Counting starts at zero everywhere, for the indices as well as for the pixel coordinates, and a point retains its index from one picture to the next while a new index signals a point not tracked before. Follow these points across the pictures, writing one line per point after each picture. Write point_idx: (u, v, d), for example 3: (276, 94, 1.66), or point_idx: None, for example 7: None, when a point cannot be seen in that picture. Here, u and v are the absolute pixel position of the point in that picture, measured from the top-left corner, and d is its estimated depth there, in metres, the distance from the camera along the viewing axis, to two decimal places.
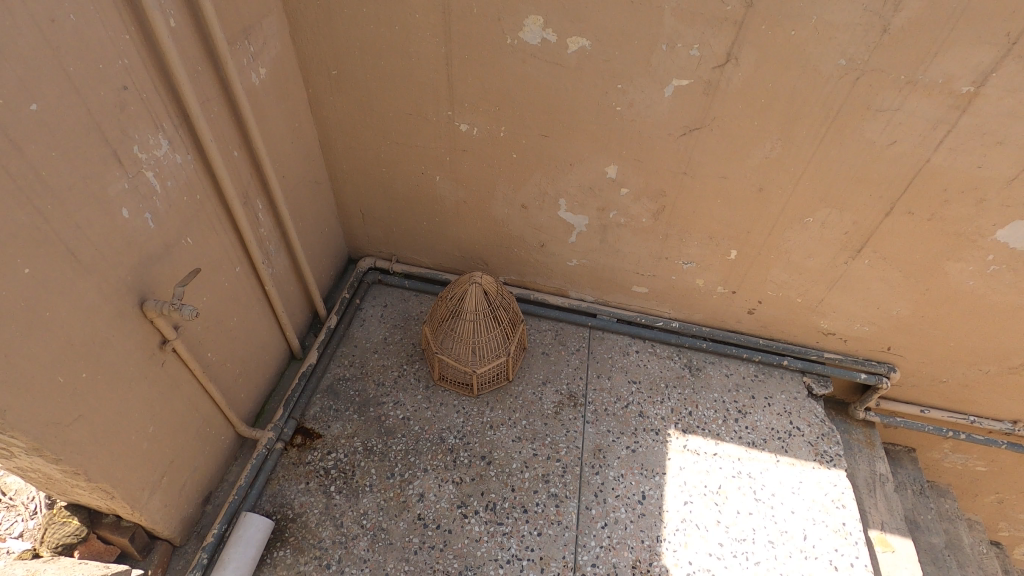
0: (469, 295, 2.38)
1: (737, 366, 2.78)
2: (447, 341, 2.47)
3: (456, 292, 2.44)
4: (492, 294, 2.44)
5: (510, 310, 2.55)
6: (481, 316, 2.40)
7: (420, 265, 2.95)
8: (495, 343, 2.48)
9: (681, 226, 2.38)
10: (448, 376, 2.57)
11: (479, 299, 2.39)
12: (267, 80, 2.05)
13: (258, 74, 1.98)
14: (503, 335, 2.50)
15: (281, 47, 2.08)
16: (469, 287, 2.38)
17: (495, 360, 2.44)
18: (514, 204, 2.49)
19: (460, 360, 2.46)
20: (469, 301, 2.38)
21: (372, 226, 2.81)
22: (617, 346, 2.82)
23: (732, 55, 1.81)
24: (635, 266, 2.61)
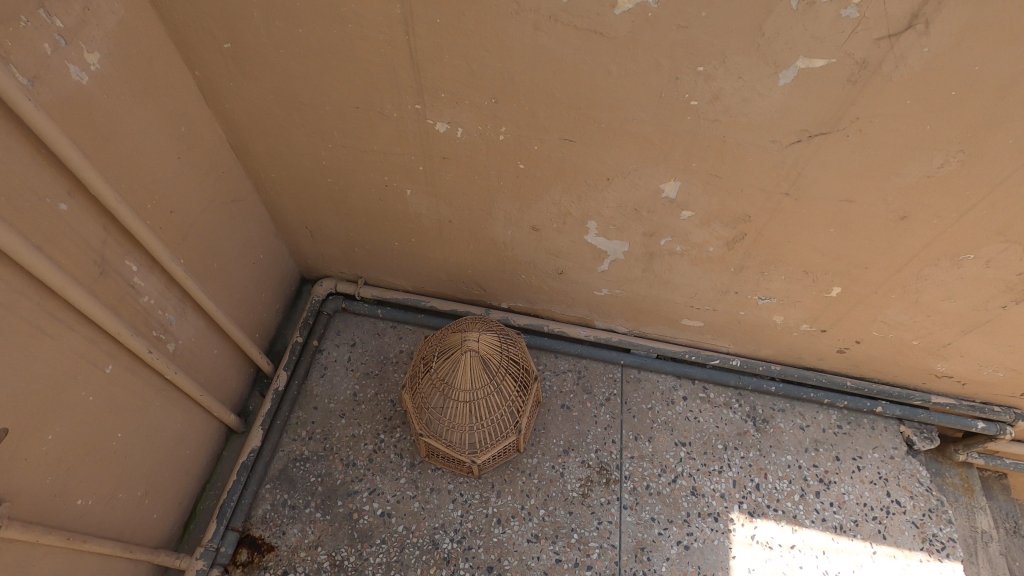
0: (463, 362, 1.74)
1: (814, 415, 2.13)
2: (435, 415, 1.81)
3: (445, 352, 1.80)
4: (495, 357, 1.79)
5: (520, 368, 1.88)
6: (482, 387, 1.77)
7: (396, 288, 2.26)
8: (502, 417, 1.83)
9: (764, 258, 1.63)
10: (437, 455, 1.92)
11: (478, 367, 1.75)
12: (109, 73, 1.24)
13: (82, 65, 1.17)
14: (513, 405, 1.84)
15: (129, 13, 1.25)
16: (461, 351, 1.74)
17: (505, 441, 1.79)
18: (521, 225, 1.73)
19: (454, 442, 1.81)
20: (463, 370, 1.75)
21: (326, 245, 2.06)
22: (659, 391, 2.16)
23: (921, 15, 1.00)
24: (689, 299, 1.90)
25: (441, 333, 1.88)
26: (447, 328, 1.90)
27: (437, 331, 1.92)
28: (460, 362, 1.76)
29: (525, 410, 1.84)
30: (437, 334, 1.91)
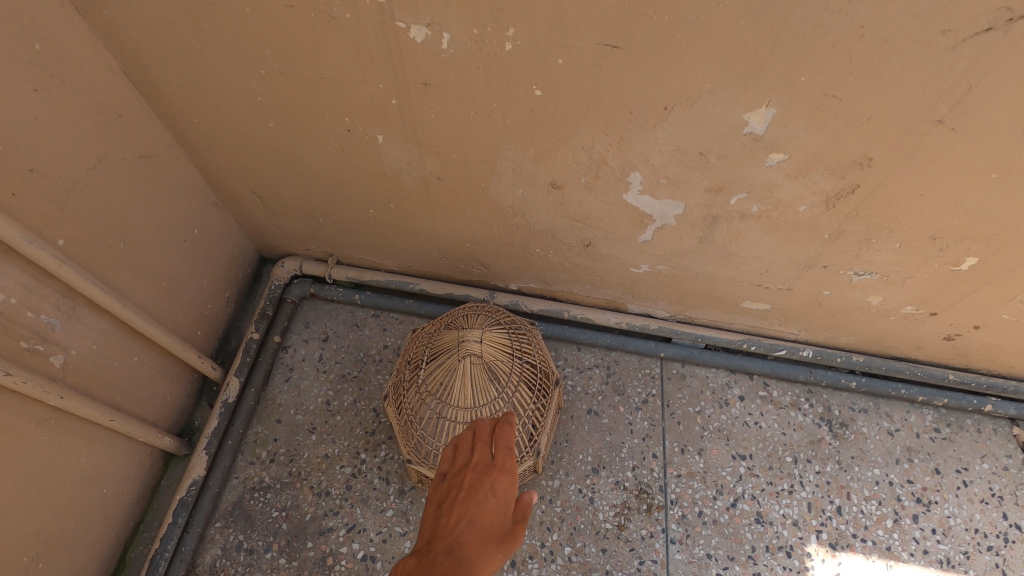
0: (462, 370, 1.33)
1: (905, 416, 1.70)
2: (428, 438, 1.38)
3: (436, 357, 1.38)
4: (503, 362, 1.37)
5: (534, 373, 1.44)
6: (488, 401, 1.35)
7: (377, 268, 1.81)
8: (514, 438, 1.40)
9: (877, 221, 1.17)
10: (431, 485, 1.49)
11: (481, 376, 1.34)
12: None
13: None
14: (528, 421, 1.41)
15: None
16: (458, 356, 1.33)
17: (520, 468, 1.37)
18: (535, 182, 1.27)
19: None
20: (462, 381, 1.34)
21: (283, 217, 1.60)
22: (709, 390, 1.73)
23: None
24: (757, 277, 1.44)
25: (429, 331, 1.44)
26: (437, 323, 1.47)
27: (424, 328, 1.48)
28: (458, 370, 1.34)
29: (543, 427, 1.40)
30: (424, 331, 1.47)
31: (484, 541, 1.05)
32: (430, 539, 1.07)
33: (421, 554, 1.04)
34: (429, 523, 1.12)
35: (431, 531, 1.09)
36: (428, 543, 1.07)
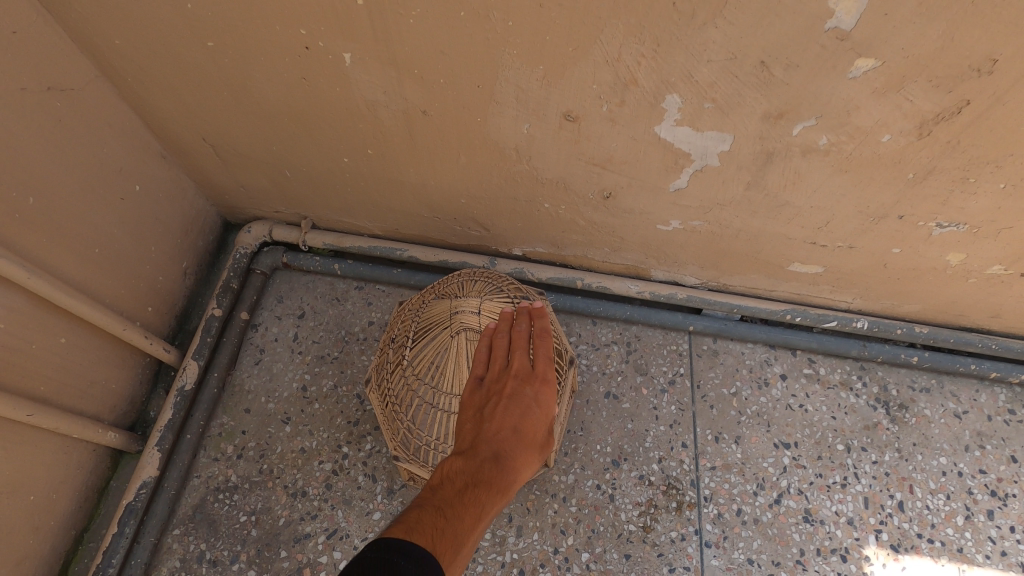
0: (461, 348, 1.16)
1: (974, 396, 1.46)
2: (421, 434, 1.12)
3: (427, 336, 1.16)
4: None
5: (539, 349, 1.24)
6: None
7: (359, 232, 1.55)
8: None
9: (982, 154, 0.92)
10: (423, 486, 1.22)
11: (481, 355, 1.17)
12: None
13: None
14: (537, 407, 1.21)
15: None
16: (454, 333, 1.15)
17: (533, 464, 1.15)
18: (544, 114, 1.01)
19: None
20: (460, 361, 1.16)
21: (242, 171, 1.35)
22: (745, 369, 1.49)
23: None
24: (812, 233, 1.19)
25: (414, 303, 1.19)
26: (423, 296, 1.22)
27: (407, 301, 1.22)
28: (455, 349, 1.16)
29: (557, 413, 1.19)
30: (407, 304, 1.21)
31: (528, 450, 1.03)
32: (475, 442, 1.01)
33: (468, 459, 0.99)
34: (468, 427, 1.05)
35: (472, 433, 1.03)
36: (472, 445, 1.01)
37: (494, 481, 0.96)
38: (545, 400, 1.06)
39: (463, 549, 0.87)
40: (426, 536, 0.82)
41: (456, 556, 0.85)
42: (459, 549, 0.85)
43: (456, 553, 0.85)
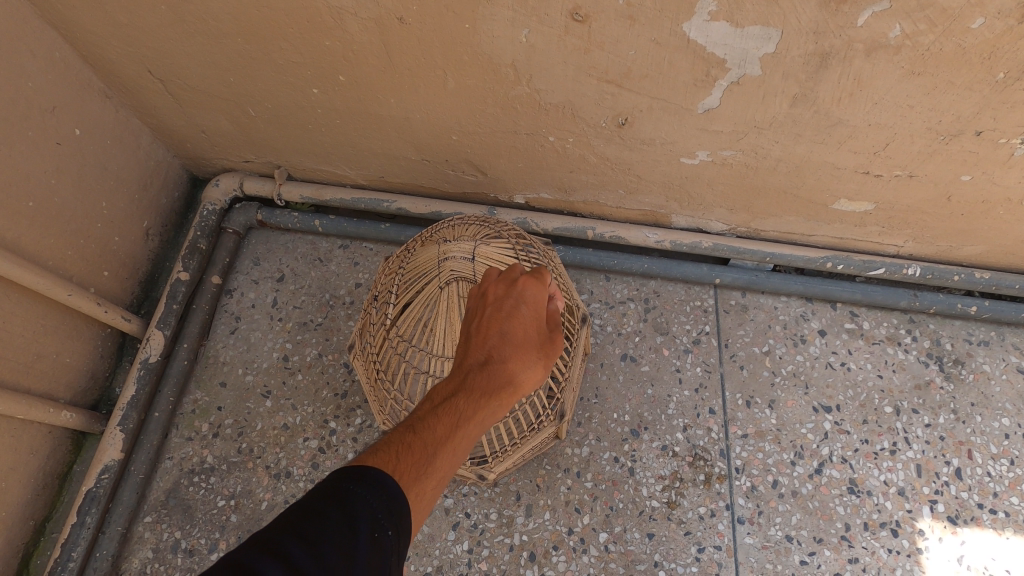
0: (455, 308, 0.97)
1: None
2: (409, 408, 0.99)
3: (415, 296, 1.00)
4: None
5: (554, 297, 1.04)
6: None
7: (341, 184, 1.38)
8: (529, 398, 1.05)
9: None
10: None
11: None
12: None
13: None
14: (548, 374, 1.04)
15: None
16: (447, 287, 0.98)
17: (539, 441, 1.01)
18: (546, 13, 0.83)
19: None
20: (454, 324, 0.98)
21: (201, 110, 1.17)
22: (779, 325, 1.33)
23: None
24: (867, 160, 1.01)
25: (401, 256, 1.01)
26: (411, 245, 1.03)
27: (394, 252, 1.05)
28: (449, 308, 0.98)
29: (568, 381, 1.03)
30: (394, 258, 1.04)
31: (521, 357, 0.81)
32: (461, 356, 0.82)
33: (450, 374, 0.80)
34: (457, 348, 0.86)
35: (458, 352, 0.84)
36: (458, 361, 0.82)
37: (479, 388, 0.76)
38: (533, 297, 0.85)
39: (435, 468, 0.68)
40: (381, 454, 0.66)
41: (427, 476, 0.67)
42: (428, 466, 0.67)
43: (425, 471, 0.67)
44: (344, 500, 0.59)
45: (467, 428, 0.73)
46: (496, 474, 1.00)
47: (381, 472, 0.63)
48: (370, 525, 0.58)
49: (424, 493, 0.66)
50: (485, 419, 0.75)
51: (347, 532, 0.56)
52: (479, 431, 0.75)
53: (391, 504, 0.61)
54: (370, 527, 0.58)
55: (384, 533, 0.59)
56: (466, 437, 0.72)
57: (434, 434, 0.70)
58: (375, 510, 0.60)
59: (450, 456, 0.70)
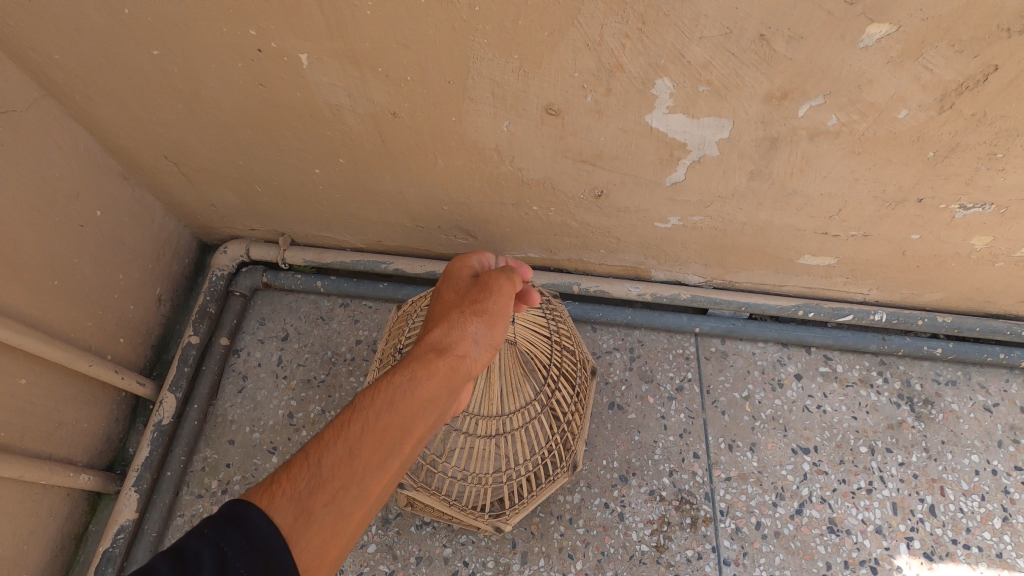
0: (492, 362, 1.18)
1: (1005, 387, 1.37)
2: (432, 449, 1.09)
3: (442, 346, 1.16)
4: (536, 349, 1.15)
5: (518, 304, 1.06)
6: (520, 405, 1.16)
7: (341, 247, 1.47)
8: (547, 453, 1.13)
9: (1015, 122, 0.82)
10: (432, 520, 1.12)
11: (515, 373, 1.21)
12: None
13: None
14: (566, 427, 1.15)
15: None
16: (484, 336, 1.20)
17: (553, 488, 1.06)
18: (523, 108, 0.92)
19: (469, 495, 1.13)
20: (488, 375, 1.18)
21: (211, 188, 1.26)
22: (757, 370, 1.40)
23: None
24: (824, 223, 1.10)
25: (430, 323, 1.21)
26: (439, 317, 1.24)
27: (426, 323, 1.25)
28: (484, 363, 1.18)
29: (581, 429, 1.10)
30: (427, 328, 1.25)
31: (443, 322, 0.84)
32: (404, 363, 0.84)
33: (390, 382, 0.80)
34: None
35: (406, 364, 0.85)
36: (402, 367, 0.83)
37: (398, 368, 0.76)
38: (454, 282, 0.95)
39: (324, 472, 0.63)
40: (251, 490, 0.61)
41: (311, 485, 0.61)
42: (309, 478, 0.62)
43: (307, 485, 0.61)
44: (187, 556, 0.53)
45: (366, 421, 0.68)
46: (511, 525, 1.02)
47: (248, 504, 0.59)
48: (216, 572, 0.53)
49: (311, 509, 0.60)
50: (390, 401, 0.70)
51: None
52: (391, 409, 0.70)
53: (251, 543, 0.56)
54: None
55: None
56: (368, 430, 0.67)
57: (320, 441, 0.66)
58: (226, 552, 0.54)
59: (345, 458, 0.64)
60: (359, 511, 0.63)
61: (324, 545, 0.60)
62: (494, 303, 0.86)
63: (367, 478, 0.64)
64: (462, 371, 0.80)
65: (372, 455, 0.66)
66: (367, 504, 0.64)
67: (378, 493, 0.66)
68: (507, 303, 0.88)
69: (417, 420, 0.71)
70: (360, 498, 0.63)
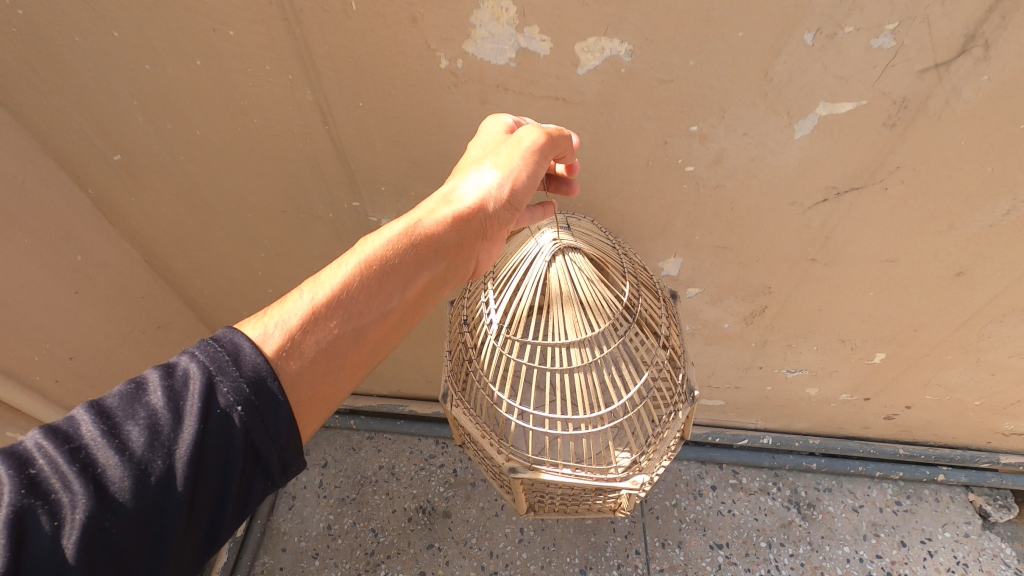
0: (554, 284, 0.95)
1: (867, 491, 1.83)
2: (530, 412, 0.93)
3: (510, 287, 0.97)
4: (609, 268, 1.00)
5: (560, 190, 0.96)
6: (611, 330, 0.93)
7: (369, 394, 2.02)
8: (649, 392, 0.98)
9: (793, 329, 1.35)
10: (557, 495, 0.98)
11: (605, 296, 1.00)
12: None
13: None
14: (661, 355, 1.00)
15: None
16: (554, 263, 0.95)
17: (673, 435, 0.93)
18: None
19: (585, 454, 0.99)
20: (556, 301, 0.96)
21: None
22: (683, 483, 1.86)
23: (980, 35, 0.73)
24: (707, 379, 1.61)
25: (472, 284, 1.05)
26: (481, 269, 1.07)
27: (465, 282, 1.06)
28: (546, 290, 0.97)
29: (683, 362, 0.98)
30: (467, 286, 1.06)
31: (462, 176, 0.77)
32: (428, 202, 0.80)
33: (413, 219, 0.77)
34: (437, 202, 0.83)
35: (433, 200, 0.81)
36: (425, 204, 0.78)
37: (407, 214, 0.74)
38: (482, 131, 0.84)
39: (318, 311, 0.64)
40: (250, 317, 0.64)
41: (304, 323, 0.63)
42: (301, 317, 0.63)
43: (298, 323, 0.63)
44: (177, 377, 0.58)
45: (362, 265, 0.68)
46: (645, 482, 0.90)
47: (243, 338, 0.61)
48: (203, 402, 0.57)
49: (298, 347, 0.62)
50: (394, 248, 0.70)
51: (166, 419, 0.56)
52: (393, 257, 0.69)
53: (239, 377, 0.58)
54: (202, 407, 0.57)
55: (234, 411, 0.57)
56: (365, 277, 0.67)
57: (319, 281, 0.67)
58: (207, 381, 0.57)
59: (344, 302, 0.65)
60: (353, 352, 0.66)
61: (318, 381, 0.63)
62: (527, 155, 0.75)
63: (363, 319, 0.66)
64: (475, 226, 0.75)
65: (368, 301, 0.67)
66: (361, 348, 0.66)
67: (376, 336, 0.67)
68: (541, 160, 0.77)
69: (418, 273, 0.71)
70: (354, 342, 0.65)
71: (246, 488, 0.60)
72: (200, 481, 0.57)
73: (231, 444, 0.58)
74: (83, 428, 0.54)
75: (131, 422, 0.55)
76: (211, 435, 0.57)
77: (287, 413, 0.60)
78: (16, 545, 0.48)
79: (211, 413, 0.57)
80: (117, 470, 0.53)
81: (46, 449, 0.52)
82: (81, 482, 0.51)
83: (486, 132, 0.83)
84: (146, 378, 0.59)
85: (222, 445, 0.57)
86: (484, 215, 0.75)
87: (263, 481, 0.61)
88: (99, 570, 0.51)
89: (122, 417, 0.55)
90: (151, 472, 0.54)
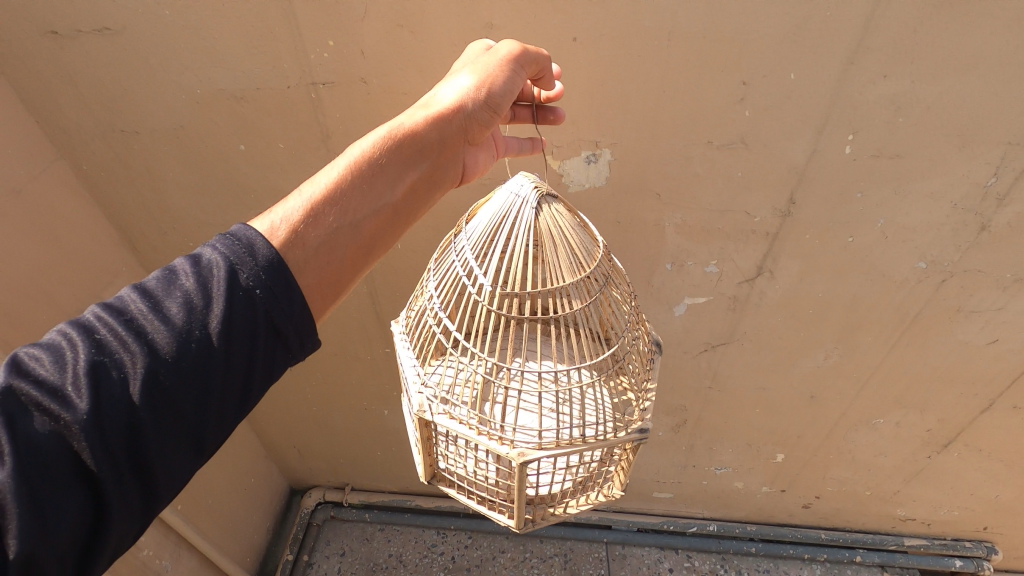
0: (543, 230, 0.84)
1: (800, 572, 2.17)
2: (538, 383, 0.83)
3: (495, 252, 0.85)
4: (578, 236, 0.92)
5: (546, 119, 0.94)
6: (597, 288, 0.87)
7: (381, 490, 2.38)
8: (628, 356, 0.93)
9: (710, 436, 1.80)
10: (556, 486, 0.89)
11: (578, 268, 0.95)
12: None
13: None
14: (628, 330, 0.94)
15: None
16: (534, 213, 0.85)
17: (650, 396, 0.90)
18: None
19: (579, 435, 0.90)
20: (546, 255, 0.86)
21: (312, 460, 2.26)
22: (645, 567, 2.20)
23: (765, 267, 1.25)
24: (654, 476, 2.02)
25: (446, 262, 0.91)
26: (448, 246, 0.94)
27: (432, 265, 0.94)
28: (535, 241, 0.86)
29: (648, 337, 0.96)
30: (434, 270, 0.93)
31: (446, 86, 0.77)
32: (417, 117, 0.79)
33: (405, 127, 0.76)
34: None
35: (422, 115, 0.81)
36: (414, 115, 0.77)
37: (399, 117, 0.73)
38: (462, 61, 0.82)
39: (315, 204, 0.62)
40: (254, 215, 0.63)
41: (303, 215, 0.61)
42: (301, 211, 0.61)
43: (300, 215, 0.61)
44: (200, 262, 0.57)
45: (353, 164, 0.66)
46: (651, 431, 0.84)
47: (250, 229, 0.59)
48: (228, 279, 0.56)
49: (301, 240, 0.60)
50: (389, 145, 0.68)
51: (198, 296, 0.55)
52: (385, 154, 0.67)
53: (259, 261, 0.57)
54: (227, 286, 0.55)
55: (254, 292, 0.56)
56: (358, 172, 0.65)
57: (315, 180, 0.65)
58: (229, 262, 0.56)
59: (342, 198, 0.64)
60: (353, 243, 0.65)
61: (320, 270, 0.61)
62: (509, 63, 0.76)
63: (362, 213, 0.65)
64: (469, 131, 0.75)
65: (362, 195, 0.65)
66: (360, 241, 0.65)
67: (372, 230, 0.66)
68: (515, 68, 0.77)
69: (408, 173, 0.69)
70: (353, 235, 0.64)
71: (270, 361, 0.59)
72: (234, 349, 0.56)
73: (256, 325, 0.56)
74: (131, 304, 0.54)
75: (168, 301, 0.54)
76: (237, 314, 0.55)
77: (300, 298, 0.59)
78: (97, 392, 0.50)
79: (237, 292, 0.56)
80: (163, 336, 0.53)
81: (106, 320, 0.53)
82: (137, 343, 0.52)
83: (465, 54, 0.84)
84: (177, 264, 0.58)
85: (249, 323, 0.56)
86: (465, 116, 0.73)
87: (284, 354, 0.60)
88: (158, 424, 0.52)
89: (162, 296, 0.55)
90: (192, 338, 0.54)
